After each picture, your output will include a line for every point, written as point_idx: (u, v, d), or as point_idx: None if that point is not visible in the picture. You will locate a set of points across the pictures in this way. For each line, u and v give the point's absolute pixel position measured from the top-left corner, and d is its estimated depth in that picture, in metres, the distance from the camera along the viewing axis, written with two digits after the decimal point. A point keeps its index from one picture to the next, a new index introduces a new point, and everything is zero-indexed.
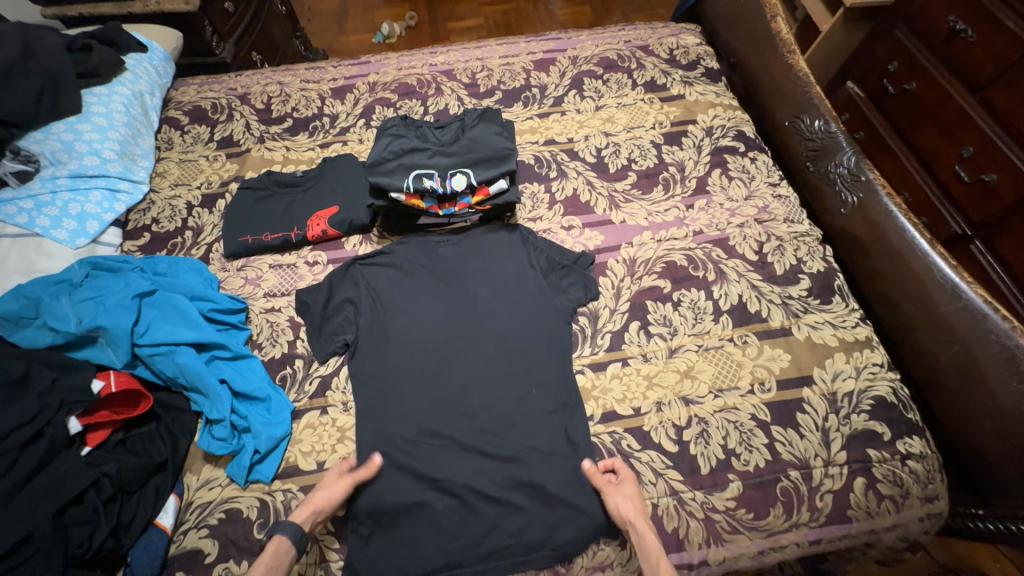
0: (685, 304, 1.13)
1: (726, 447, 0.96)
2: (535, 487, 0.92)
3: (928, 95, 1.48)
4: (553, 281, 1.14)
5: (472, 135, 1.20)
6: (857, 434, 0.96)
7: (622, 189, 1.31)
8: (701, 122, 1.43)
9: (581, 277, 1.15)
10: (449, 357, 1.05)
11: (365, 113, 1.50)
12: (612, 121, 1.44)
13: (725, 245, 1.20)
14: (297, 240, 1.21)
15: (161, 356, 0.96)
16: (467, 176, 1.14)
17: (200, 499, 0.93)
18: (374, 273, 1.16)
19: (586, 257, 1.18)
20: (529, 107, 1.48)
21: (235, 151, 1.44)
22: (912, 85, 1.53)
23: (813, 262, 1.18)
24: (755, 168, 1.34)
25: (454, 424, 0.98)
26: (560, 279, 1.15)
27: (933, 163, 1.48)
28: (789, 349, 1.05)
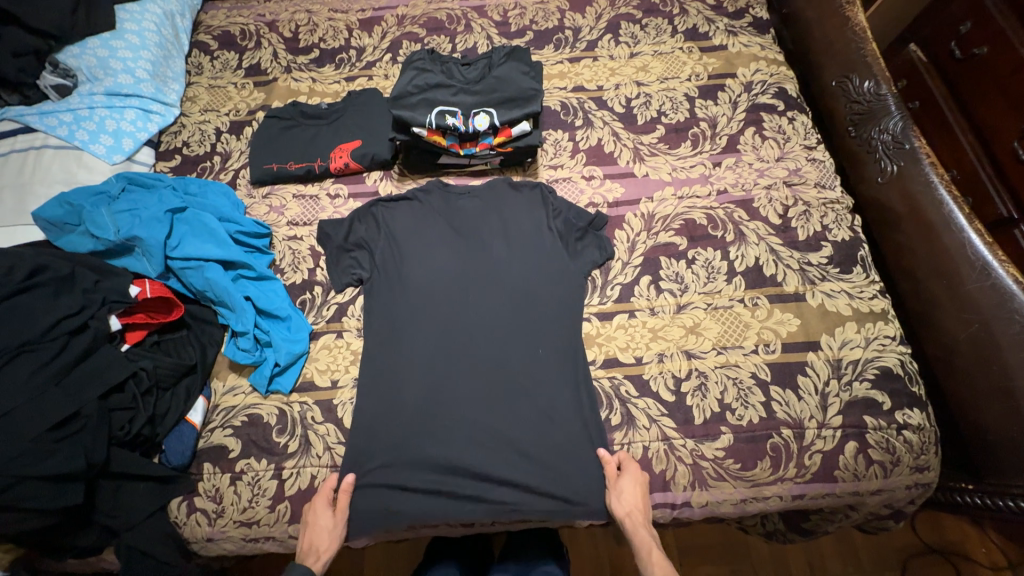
0: (699, 262, 1.12)
1: (722, 401, 0.98)
2: (529, 437, 0.96)
3: (1001, 62, 1.29)
4: (568, 238, 1.13)
5: (498, 74, 1.17)
6: (856, 400, 0.97)
7: (649, 142, 1.27)
8: (741, 76, 1.35)
9: (597, 237, 1.14)
10: (458, 307, 1.07)
11: (392, 48, 1.46)
12: (646, 71, 1.37)
13: (749, 207, 1.17)
14: (320, 171, 1.23)
15: (192, 270, 1.02)
16: (491, 116, 1.12)
17: (225, 404, 1.01)
18: (392, 216, 1.17)
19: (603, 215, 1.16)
20: (560, 51, 1.42)
21: (262, 80, 1.44)
22: (983, 49, 1.33)
23: (838, 231, 1.14)
24: (792, 129, 1.27)
25: (457, 371, 1.01)
26: (576, 242, 1.13)
27: (991, 140, 1.31)
28: (800, 314, 1.04)
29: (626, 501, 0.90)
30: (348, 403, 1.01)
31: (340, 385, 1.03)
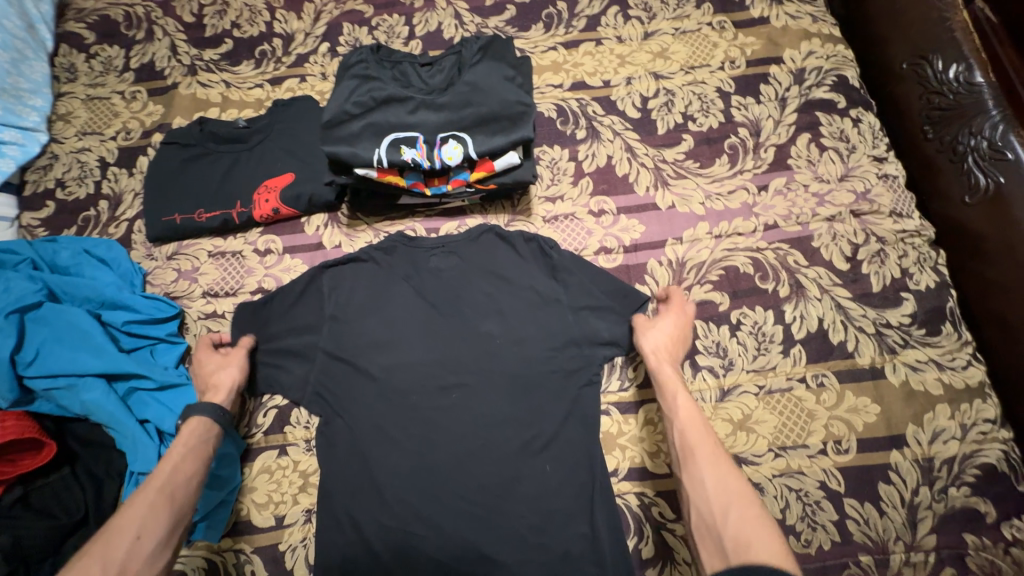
0: (745, 327, 0.87)
1: (783, 523, 0.77)
2: None
3: None
4: (581, 316, 0.85)
5: (470, 79, 0.85)
6: (951, 513, 0.76)
7: (673, 159, 0.98)
8: (789, 61, 1.04)
9: (619, 310, 0.85)
10: (439, 416, 0.82)
11: (329, 34, 1.10)
12: (666, 57, 1.05)
13: (807, 246, 0.91)
14: (241, 221, 0.93)
15: (62, 392, 0.75)
16: (464, 144, 0.81)
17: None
18: (342, 287, 0.88)
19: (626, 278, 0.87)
20: (551, 32, 1.08)
21: (158, 86, 1.08)
22: None
23: (920, 275, 0.89)
24: (857, 134, 0.99)
25: (441, 504, 0.78)
26: (591, 315, 0.85)
27: None
28: (878, 398, 0.81)
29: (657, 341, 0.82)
30: (299, 547, 0.79)
31: (286, 522, 0.81)
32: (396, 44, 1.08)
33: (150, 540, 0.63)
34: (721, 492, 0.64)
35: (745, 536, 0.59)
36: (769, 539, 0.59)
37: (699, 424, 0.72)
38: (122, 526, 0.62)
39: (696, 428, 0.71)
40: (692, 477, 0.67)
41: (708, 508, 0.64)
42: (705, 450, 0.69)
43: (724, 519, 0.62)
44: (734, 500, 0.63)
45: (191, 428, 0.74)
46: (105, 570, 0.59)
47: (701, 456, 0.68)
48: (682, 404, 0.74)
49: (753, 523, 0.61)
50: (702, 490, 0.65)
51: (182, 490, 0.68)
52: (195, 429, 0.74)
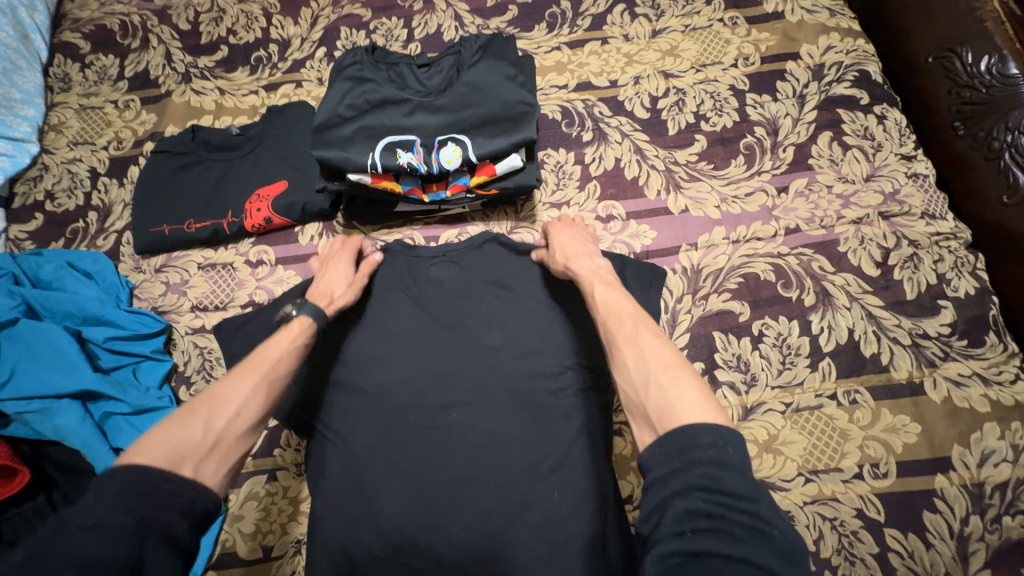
0: (769, 339, 0.80)
1: (817, 556, 0.69)
2: None
3: None
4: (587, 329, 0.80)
5: (469, 79, 0.81)
6: (1008, 546, 0.68)
7: (685, 160, 0.93)
8: (806, 57, 0.99)
9: None
10: (436, 437, 0.76)
11: (326, 39, 1.07)
12: (675, 55, 1.01)
13: (832, 251, 0.84)
14: (232, 231, 0.89)
15: (35, 416, 0.71)
16: (463, 147, 0.77)
17: None
18: None
19: (645, 280, 0.78)
20: (555, 32, 1.04)
21: (152, 94, 1.06)
22: None
23: (958, 281, 0.82)
24: (881, 132, 0.93)
25: (439, 529, 0.72)
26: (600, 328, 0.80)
27: None
28: (919, 416, 0.74)
29: (571, 245, 0.77)
30: None
31: (275, 554, 0.76)
32: (395, 47, 1.05)
33: (248, 419, 0.58)
34: (642, 364, 0.55)
35: (666, 399, 0.50)
36: (689, 390, 0.50)
37: (620, 308, 0.63)
38: (226, 401, 0.58)
39: (616, 317, 0.62)
40: (616, 365, 0.58)
41: (631, 386, 0.55)
42: (624, 331, 0.60)
43: (648, 391, 0.53)
44: (659, 370, 0.53)
45: (297, 329, 0.69)
46: (205, 435, 0.54)
47: (620, 338, 0.59)
48: (599, 297, 0.66)
49: (680, 383, 0.51)
50: (624, 368, 0.57)
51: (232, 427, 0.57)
52: (302, 330, 0.70)
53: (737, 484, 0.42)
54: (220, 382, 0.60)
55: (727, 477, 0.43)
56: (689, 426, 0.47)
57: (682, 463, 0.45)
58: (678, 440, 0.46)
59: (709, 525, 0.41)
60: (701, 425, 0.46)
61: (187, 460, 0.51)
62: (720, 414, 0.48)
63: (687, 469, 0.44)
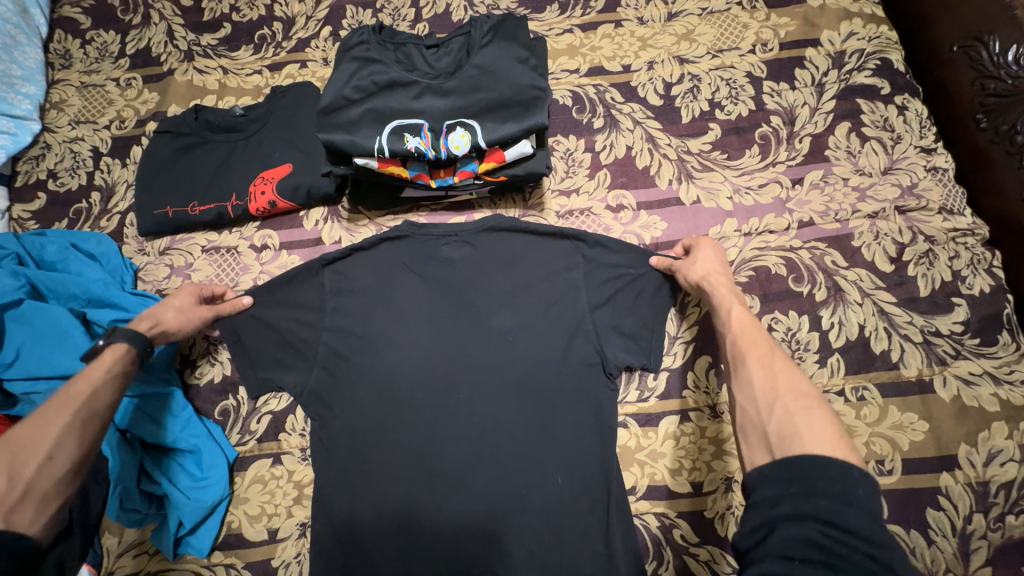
0: (778, 334, 0.79)
1: None
2: None
3: None
4: (599, 319, 0.79)
5: (480, 62, 0.79)
6: (1010, 544, 0.68)
7: (698, 149, 0.91)
8: (827, 44, 0.95)
9: (645, 317, 0.80)
10: (443, 416, 0.76)
11: (332, 17, 1.05)
12: (691, 40, 0.97)
13: (846, 246, 0.83)
14: (236, 214, 0.88)
15: (43, 395, 0.71)
16: (472, 132, 0.75)
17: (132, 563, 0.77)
18: (350, 275, 0.84)
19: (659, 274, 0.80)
20: (567, 13, 1.01)
21: (154, 72, 1.03)
22: None
23: (974, 279, 0.81)
24: (902, 123, 0.90)
25: (444, 504, 0.73)
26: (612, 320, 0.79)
27: None
28: (927, 415, 0.74)
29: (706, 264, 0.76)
30: (293, 563, 0.75)
31: (280, 536, 0.77)
32: (402, 26, 1.02)
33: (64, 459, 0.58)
34: (770, 388, 0.57)
35: (791, 427, 0.52)
36: (822, 428, 0.50)
37: (754, 327, 0.65)
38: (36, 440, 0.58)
39: (749, 332, 0.64)
40: (738, 380, 0.60)
41: (754, 406, 0.56)
42: (755, 351, 0.61)
43: (769, 413, 0.54)
44: (785, 396, 0.55)
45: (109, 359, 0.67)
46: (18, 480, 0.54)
47: (750, 357, 0.61)
48: (733, 312, 0.67)
49: (809, 417, 0.52)
50: (747, 387, 0.58)
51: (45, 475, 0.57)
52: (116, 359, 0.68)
53: (862, 525, 0.43)
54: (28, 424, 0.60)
55: (850, 514, 0.43)
56: (817, 454, 0.48)
57: (797, 489, 0.46)
58: (796, 462, 0.48)
59: (814, 555, 0.42)
60: (829, 457, 0.47)
61: None
62: (848, 453, 0.49)
63: (802, 495, 0.46)
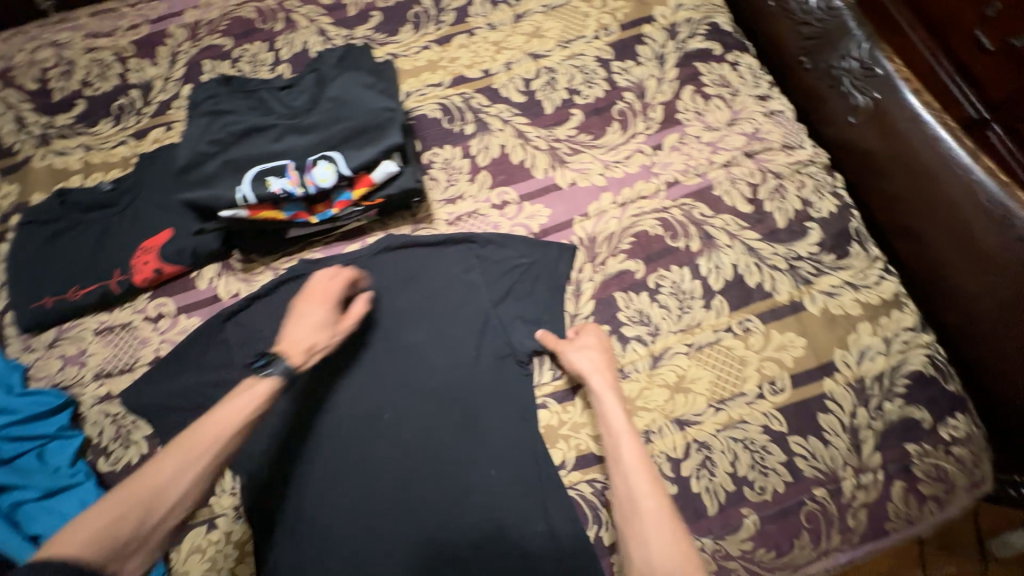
0: (665, 289, 0.85)
1: (736, 476, 0.75)
2: None
3: None
4: (501, 312, 0.83)
5: (332, 94, 0.81)
6: (891, 427, 0.77)
7: (565, 135, 0.96)
8: (660, 18, 1.04)
9: (542, 295, 0.85)
10: (368, 442, 0.78)
11: (190, 75, 1.04)
12: (540, 36, 1.04)
13: (709, 197, 0.91)
14: (122, 290, 0.86)
15: None
16: (335, 163, 0.76)
17: None
18: (256, 325, 0.85)
19: (549, 259, 0.87)
20: (421, 31, 1.05)
21: (10, 164, 0.99)
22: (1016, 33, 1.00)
23: (821, 202, 0.90)
24: (737, 78, 1.00)
25: (383, 528, 0.74)
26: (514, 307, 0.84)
27: None
28: (803, 331, 0.82)
29: (588, 360, 0.77)
30: None
31: None
32: (263, 72, 1.03)
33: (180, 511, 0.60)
34: (664, 552, 0.62)
35: None
36: None
37: (642, 465, 0.69)
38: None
39: (639, 476, 0.68)
40: (636, 537, 0.64)
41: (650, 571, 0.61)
42: (648, 506, 0.65)
43: None
44: (677, 564, 0.61)
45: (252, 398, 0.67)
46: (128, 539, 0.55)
47: (646, 513, 0.65)
48: (624, 448, 0.70)
49: None
50: (645, 549, 0.63)
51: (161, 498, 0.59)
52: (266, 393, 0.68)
53: None
54: (100, 502, 0.57)
55: None
56: None
57: None
58: None
59: None
60: None
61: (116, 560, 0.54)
62: None
63: None
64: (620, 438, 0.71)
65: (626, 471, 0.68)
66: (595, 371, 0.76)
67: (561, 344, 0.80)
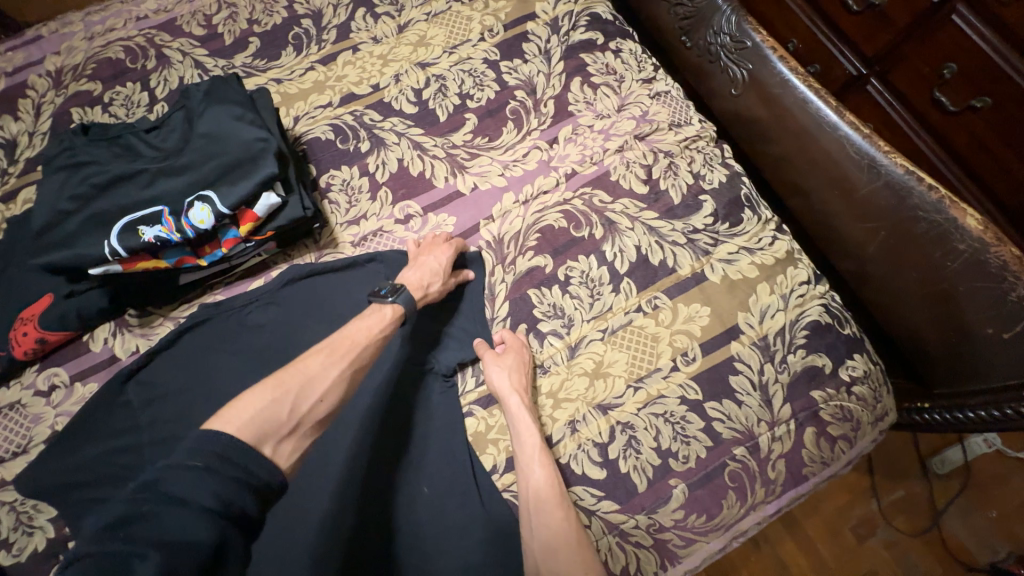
0: (575, 280, 0.87)
1: (660, 449, 0.78)
2: None
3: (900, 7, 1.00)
4: (416, 326, 0.85)
5: (201, 130, 0.78)
6: (797, 378, 0.82)
7: (462, 141, 0.96)
8: (542, 14, 1.05)
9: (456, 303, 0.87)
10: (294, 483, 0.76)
11: (58, 126, 0.98)
12: (426, 44, 1.03)
13: (607, 183, 0.93)
14: (4, 366, 0.80)
15: None
16: (211, 203, 0.74)
17: None
18: (160, 379, 0.81)
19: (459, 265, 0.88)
20: (304, 52, 1.03)
21: None
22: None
23: (711, 174, 0.94)
24: (622, 64, 1.02)
25: (317, 571, 0.71)
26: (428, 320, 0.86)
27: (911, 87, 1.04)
28: (707, 300, 0.85)
29: (507, 377, 0.77)
30: None
31: None
32: (139, 113, 0.98)
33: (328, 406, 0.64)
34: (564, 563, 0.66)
35: None
36: None
37: (551, 481, 0.71)
38: (318, 378, 0.64)
39: (547, 491, 0.70)
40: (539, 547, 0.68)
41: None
42: (553, 521, 0.68)
43: None
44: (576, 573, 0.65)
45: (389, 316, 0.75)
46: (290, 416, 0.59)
47: (551, 526, 0.68)
48: (535, 464, 0.72)
49: None
50: (546, 559, 0.66)
51: (318, 384, 0.64)
52: (391, 317, 0.75)
53: None
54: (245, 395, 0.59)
55: None
56: None
57: None
58: None
59: None
60: None
61: (272, 437, 0.56)
62: None
63: None
64: (532, 454, 0.73)
65: (535, 487, 0.71)
66: (512, 389, 0.77)
67: (485, 359, 0.80)
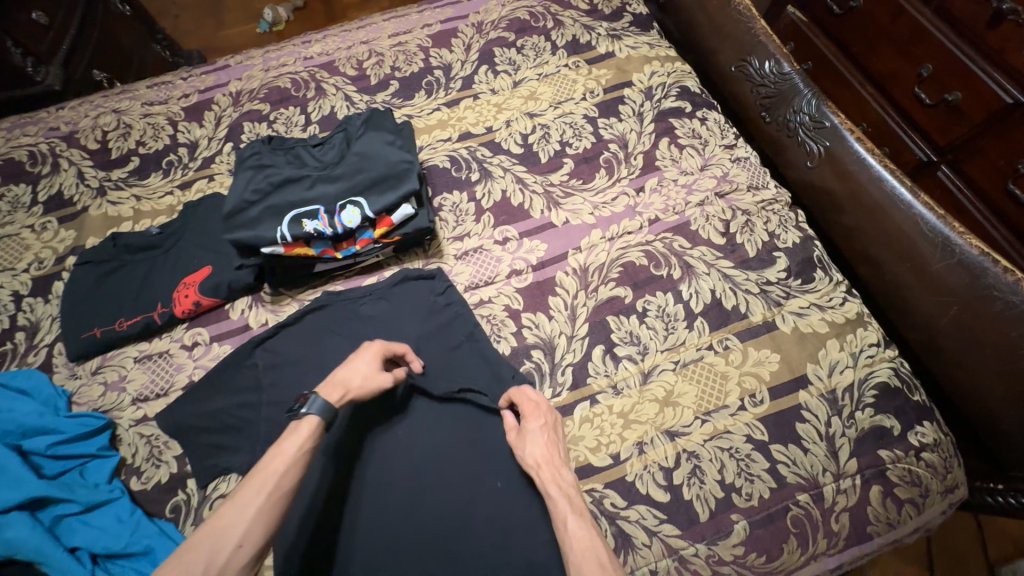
0: (652, 313, 0.95)
1: (724, 483, 0.81)
2: None
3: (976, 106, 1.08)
4: (504, 335, 0.95)
5: (358, 150, 0.95)
6: (864, 435, 0.84)
7: (559, 181, 1.10)
8: (638, 83, 1.21)
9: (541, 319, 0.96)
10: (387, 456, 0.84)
11: (232, 135, 1.20)
12: (535, 99, 1.21)
13: (687, 231, 1.03)
14: (164, 320, 0.95)
15: None
16: (360, 208, 0.89)
17: None
18: (283, 350, 0.93)
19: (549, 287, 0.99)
20: (433, 96, 1.23)
21: (69, 213, 1.12)
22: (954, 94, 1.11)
23: (786, 234, 1.02)
24: (706, 130, 1.15)
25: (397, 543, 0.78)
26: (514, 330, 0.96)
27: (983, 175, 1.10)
28: (777, 348, 0.91)
29: (534, 450, 0.77)
30: None
31: None
32: (296, 131, 1.20)
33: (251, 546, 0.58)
34: None
35: None
36: None
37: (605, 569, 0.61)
38: (229, 525, 0.58)
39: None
40: None
41: None
42: None
43: None
44: None
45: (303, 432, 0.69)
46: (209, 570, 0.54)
47: None
48: (578, 546, 0.65)
49: None
50: None
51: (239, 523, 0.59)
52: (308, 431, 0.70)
53: None
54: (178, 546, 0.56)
55: None
56: None
57: None
58: None
59: None
60: None
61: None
62: None
63: None
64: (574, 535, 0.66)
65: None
66: (540, 463, 0.76)
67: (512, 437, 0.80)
